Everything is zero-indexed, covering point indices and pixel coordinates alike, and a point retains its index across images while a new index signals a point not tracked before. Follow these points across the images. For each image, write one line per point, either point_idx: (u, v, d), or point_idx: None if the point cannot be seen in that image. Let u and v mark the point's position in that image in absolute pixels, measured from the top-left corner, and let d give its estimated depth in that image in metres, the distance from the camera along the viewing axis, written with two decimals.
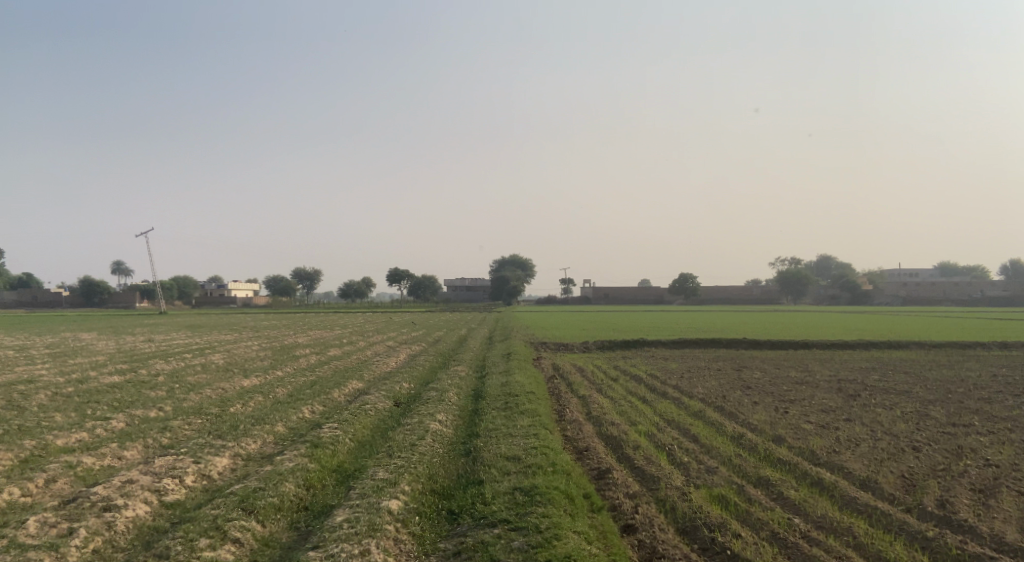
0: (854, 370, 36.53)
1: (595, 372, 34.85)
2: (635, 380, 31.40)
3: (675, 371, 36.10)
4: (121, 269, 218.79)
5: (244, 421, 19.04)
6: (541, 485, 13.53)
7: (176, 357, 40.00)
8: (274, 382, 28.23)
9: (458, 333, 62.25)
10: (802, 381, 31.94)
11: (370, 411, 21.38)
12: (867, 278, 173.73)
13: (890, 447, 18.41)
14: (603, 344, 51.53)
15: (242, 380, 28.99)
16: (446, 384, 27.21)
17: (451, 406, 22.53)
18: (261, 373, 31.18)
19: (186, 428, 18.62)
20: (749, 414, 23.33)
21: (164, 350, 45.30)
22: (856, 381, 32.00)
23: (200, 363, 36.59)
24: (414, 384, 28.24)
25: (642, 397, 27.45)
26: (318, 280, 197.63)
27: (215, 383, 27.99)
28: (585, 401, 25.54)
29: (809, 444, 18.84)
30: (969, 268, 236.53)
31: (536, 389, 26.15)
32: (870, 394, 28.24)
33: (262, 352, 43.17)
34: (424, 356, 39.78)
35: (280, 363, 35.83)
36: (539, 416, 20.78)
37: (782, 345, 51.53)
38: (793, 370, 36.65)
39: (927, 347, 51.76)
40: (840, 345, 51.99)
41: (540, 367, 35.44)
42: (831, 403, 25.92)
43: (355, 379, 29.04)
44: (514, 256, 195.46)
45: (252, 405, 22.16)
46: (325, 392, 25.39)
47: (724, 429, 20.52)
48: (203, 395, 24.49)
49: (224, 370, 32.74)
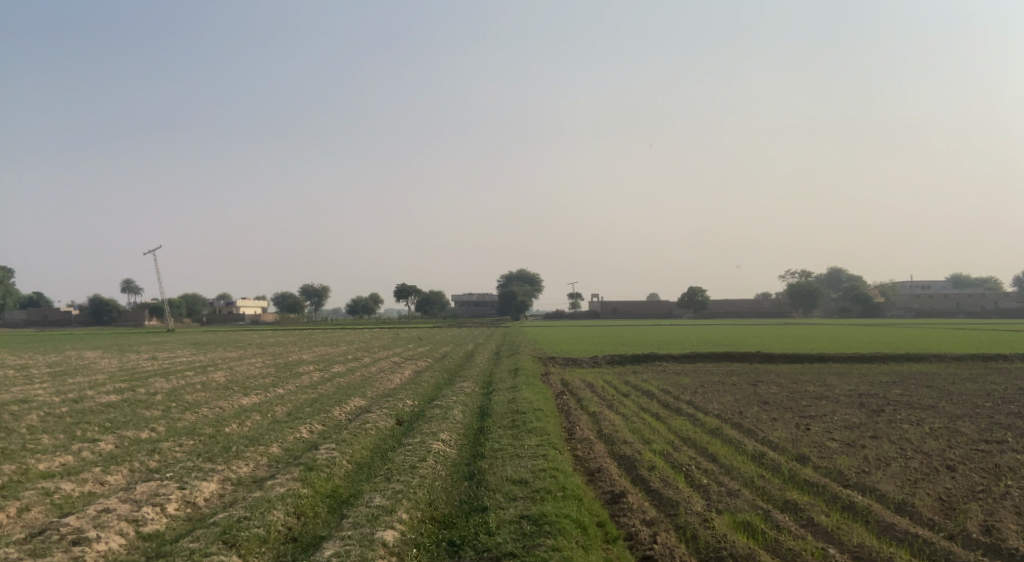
0: (875, 384, 35.31)
1: (606, 388, 33.79)
2: (647, 397, 30.32)
3: (688, 386, 34.99)
4: (130, 287, 218.87)
5: (237, 442, 18.09)
6: (550, 514, 12.50)
7: (177, 375, 39.04)
8: (274, 400, 27.25)
9: (466, 348, 61.14)
10: (821, 396, 30.81)
11: (371, 431, 20.39)
12: (878, 290, 172.18)
13: (924, 468, 17.32)
14: (614, 358, 50.37)
15: (241, 398, 28.02)
16: (451, 402, 26.21)
17: (455, 425, 21.53)
18: (262, 392, 30.20)
19: (176, 449, 17.64)
20: (769, 432, 22.26)
21: (166, 368, 44.40)
22: (878, 395, 30.86)
23: (200, 380, 35.66)
24: (418, 401, 27.23)
25: (655, 413, 26.36)
26: (326, 296, 197.18)
27: (213, 401, 27.05)
28: (596, 419, 24.50)
29: (836, 463, 17.77)
30: (982, 278, 234.33)
31: (544, 406, 25.15)
32: (895, 409, 27.12)
33: (265, 369, 42.18)
34: (430, 373, 38.77)
35: (283, 380, 34.87)
36: (548, 435, 19.76)
37: (797, 359, 50.24)
38: (812, 384, 35.47)
39: (947, 360, 50.39)
40: (857, 359, 50.66)
41: (548, 383, 34.42)
42: (854, 419, 24.82)
43: (358, 397, 28.04)
44: (523, 271, 194.69)
45: (249, 425, 21.19)
46: (325, 410, 24.46)
47: (744, 448, 19.44)
48: (199, 415, 23.50)
49: (224, 388, 31.80)
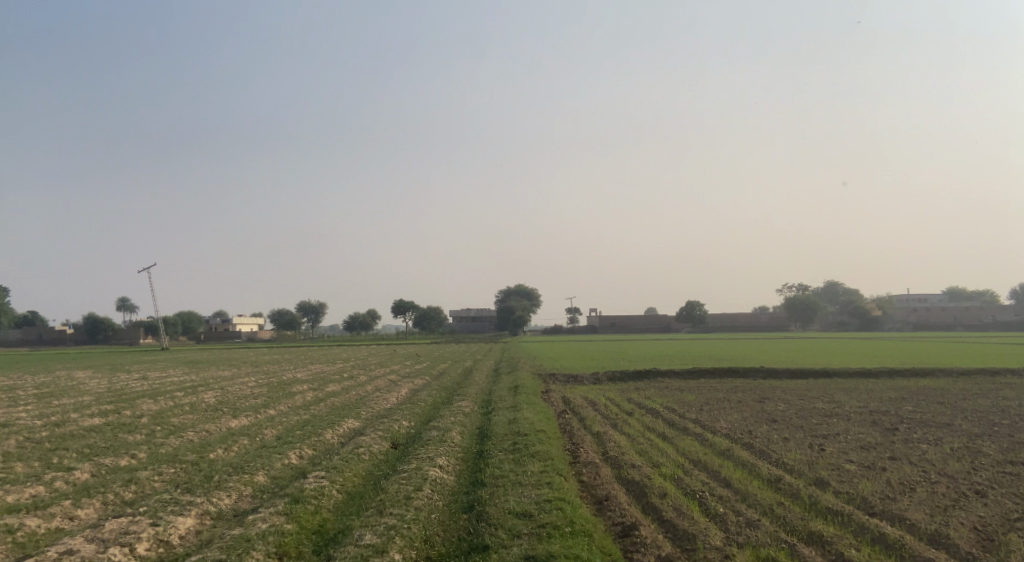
0: (885, 401, 34.28)
1: (608, 406, 32.71)
2: (652, 416, 29.20)
3: (693, 403, 33.91)
4: (124, 305, 217.03)
5: (220, 471, 17.00)
6: (559, 554, 11.44)
7: (166, 396, 37.84)
8: (264, 422, 26.10)
9: (463, 364, 59.98)
10: (831, 413, 29.78)
11: (363, 456, 19.30)
12: (876, 303, 171.60)
13: (953, 494, 16.31)
14: (615, 375, 49.21)
15: (230, 420, 26.85)
16: (448, 423, 25.07)
17: (454, 449, 20.43)
18: (251, 413, 29.07)
19: (155, 480, 16.51)
20: (783, 453, 21.18)
21: (156, 388, 43.15)
22: (890, 413, 29.82)
23: (189, 401, 34.45)
24: (413, 422, 26.12)
25: (662, 433, 25.27)
26: (323, 312, 195.96)
27: (200, 424, 25.89)
28: (601, 440, 23.40)
29: (859, 488, 16.74)
30: (978, 292, 234.10)
31: (546, 427, 24.03)
32: (909, 427, 26.08)
33: (256, 389, 41.02)
34: (427, 391, 37.65)
35: (275, 401, 33.72)
36: (551, 460, 18.68)
37: (801, 374, 49.08)
38: (820, 401, 34.42)
39: (954, 374, 49.29)
40: (862, 374, 49.47)
41: (549, 401, 33.31)
42: (869, 438, 23.81)
43: (351, 418, 26.91)
44: (520, 286, 193.82)
45: (235, 451, 20.10)
46: (315, 433, 23.31)
47: (759, 471, 18.38)
48: (183, 440, 22.39)
49: (212, 410, 30.64)
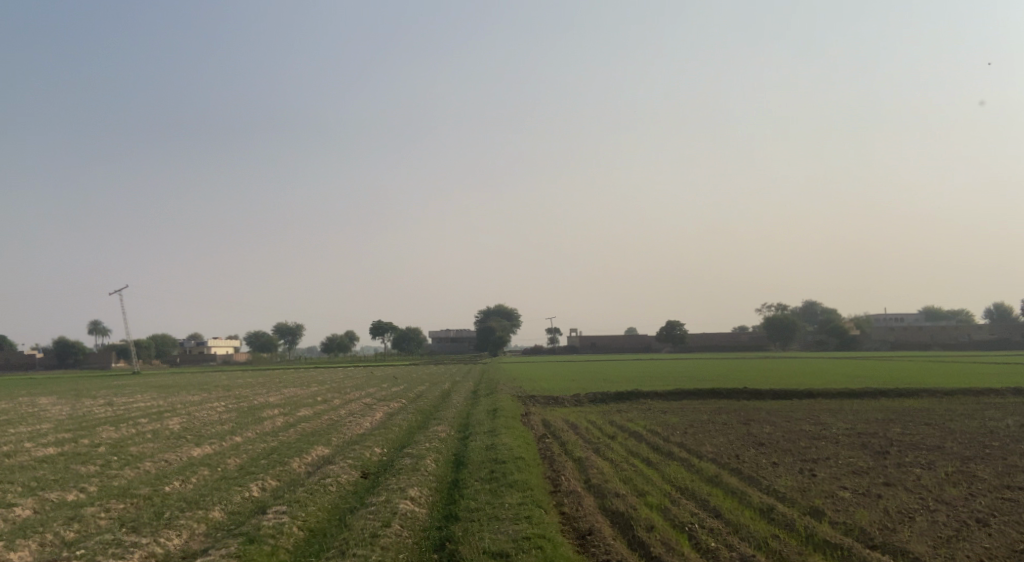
0: (872, 422, 33.47)
1: (589, 430, 31.65)
2: (635, 440, 28.15)
3: (676, 426, 32.89)
4: (97, 328, 213.18)
5: (172, 508, 15.79)
6: None
7: (129, 422, 36.39)
8: (228, 451, 24.81)
9: (442, 387, 58.60)
10: (819, 437, 28.89)
11: (330, 487, 18.12)
12: (855, 322, 172.07)
13: (955, 523, 15.38)
14: (596, 396, 48.07)
15: (192, 449, 25.54)
16: (423, 449, 23.87)
17: (427, 479, 19.30)
18: (216, 441, 27.74)
19: (100, 517, 15.31)
20: (773, 480, 20.20)
21: (119, 415, 41.44)
22: (879, 435, 28.98)
23: (152, 429, 32.95)
24: (386, 449, 24.89)
25: (646, 458, 24.22)
26: (301, 334, 193.45)
27: (160, 454, 24.56)
28: (583, 466, 22.33)
29: (855, 518, 15.79)
30: (953, 312, 236.03)
31: (525, 453, 22.93)
32: (900, 450, 25.22)
33: (226, 414, 39.54)
34: (402, 415, 36.37)
35: (243, 427, 32.33)
36: (531, 490, 17.60)
37: (785, 396, 48.19)
38: (806, 423, 33.52)
39: (940, 394, 48.54)
40: (847, 394, 48.65)
41: (529, 425, 32.17)
42: (860, 463, 22.91)
43: (321, 446, 25.63)
44: (500, 306, 192.69)
45: (192, 484, 18.86)
46: (281, 462, 22.06)
47: (750, 500, 17.38)
48: (139, 473, 21.09)
49: (175, 438, 29.24)
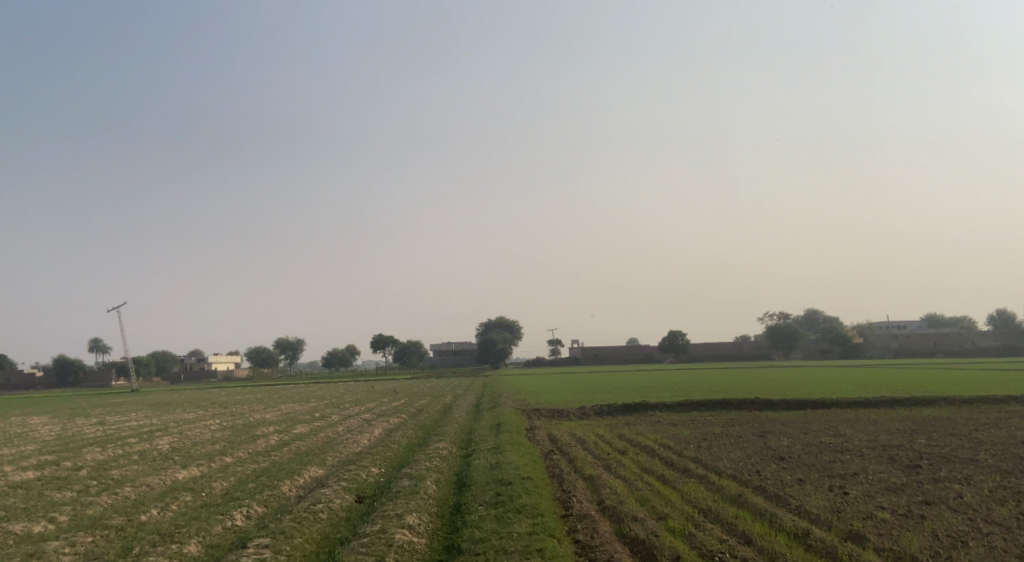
0: (895, 433, 31.92)
1: (599, 444, 29.99)
2: (649, 455, 26.48)
3: (689, 439, 31.26)
4: (96, 346, 211.51)
5: (145, 545, 14.24)
6: None
7: (116, 443, 34.74)
8: (215, 474, 23.21)
9: (443, 400, 56.85)
10: (842, 449, 27.31)
11: (321, 515, 16.56)
12: (857, 330, 170.47)
13: (1015, 550, 13.85)
14: (603, 409, 46.39)
15: (177, 472, 23.92)
16: (422, 469, 22.28)
17: (427, 503, 17.72)
18: (203, 462, 26.10)
19: (64, 554, 13.78)
20: (803, 499, 18.61)
21: (108, 435, 39.72)
22: (906, 447, 27.44)
23: (139, 450, 31.28)
24: (385, 469, 23.29)
25: (662, 476, 22.62)
26: (301, 349, 191.74)
27: (143, 478, 22.96)
28: (594, 485, 20.76)
29: (903, 543, 14.25)
30: (956, 319, 234.59)
31: (532, 472, 21.33)
32: (932, 464, 23.64)
33: (218, 432, 37.83)
34: (402, 431, 34.70)
35: (234, 446, 30.72)
36: (542, 517, 16.02)
37: (798, 406, 46.59)
38: (825, 434, 31.89)
39: (958, 403, 46.96)
40: (862, 404, 47.02)
41: (535, 441, 30.52)
42: (893, 478, 21.34)
43: (314, 466, 24.00)
44: (501, 318, 191.02)
45: (172, 513, 17.31)
46: (269, 485, 20.47)
47: (781, 523, 15.82)
48: (115, 500, 19.49)
49: (160, 459, 27.58)
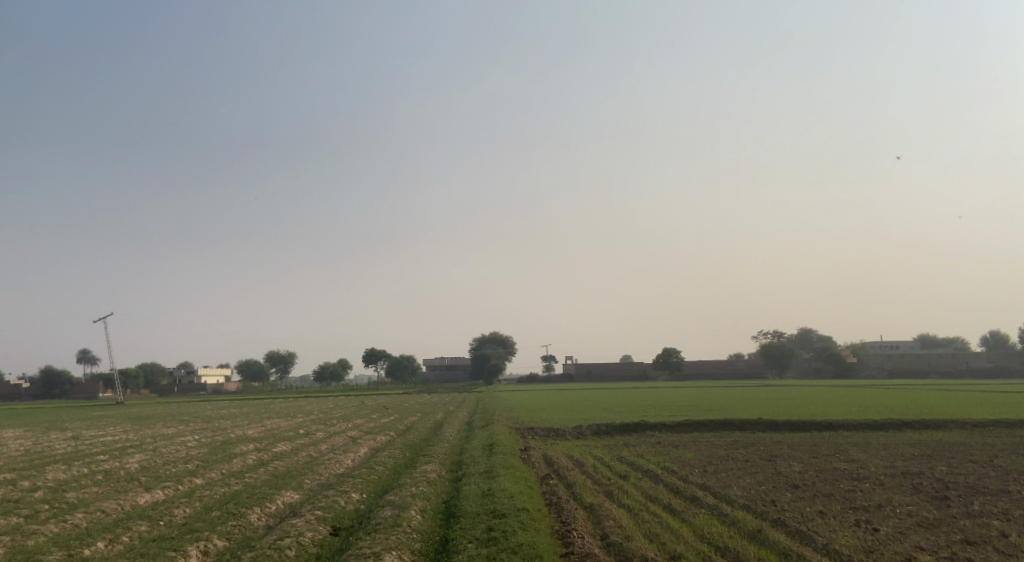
0: (913, 459, 30.06)
1: (598, 468, 28.02)
2: (653, 483, 24.54)
3: (694, 463, 29.35)
4: (86, 357, 209.06)
5: None
6: None
7: (84, 461, 32.55)
8: (179, 499, 21.18)
9: (434, 417, 54.75)
10: (860, 477, 25.45)
11: (288, 555, 14.56)
12: (851, 349, 168.68)
13: None
14: (600, 428, 44.45)
15: (140, 496, 21.88)
16: (407, 496, 20.28)
17: (410, 538, 15.76)
18: (170, 484, 24.01)
19: None
20: (830, 536, 16.75)
21: (78, 452, 37.40)
22: (928, 476, 25.59)
23: (104, 469, 29.10)
24: (366, 496, 21.25)
25: (669, 506, 20.70)
26: (293, 362, 189.53)
27: (100, 503, 20.91)
28: (596, 517, 18.84)
29: None
30: (948, 338, 233.46)
31: (528, 501, 19.41)
32: (960, 496, 21.85)
33: (194, 450, 35.67)
34: (388, 451, 32.57)
35: (207, 466, 28.62)
36: None
37: (804, 428, 44.72)
38: (838, 460, 30.05)
39: (969, 427, 45.05)
40: (869, 426, 45.18)
41: (531, 464, 28.54)
42: (924, 514, 19.51)
43: (289, 491, 21.97)
44: (495, 333, 188.80)
45: (120, 548, 15.33)
46: (236, 514, 18.46)
47: None
48: (62, 530, 17.47)
49: (125, 481, 25.48)
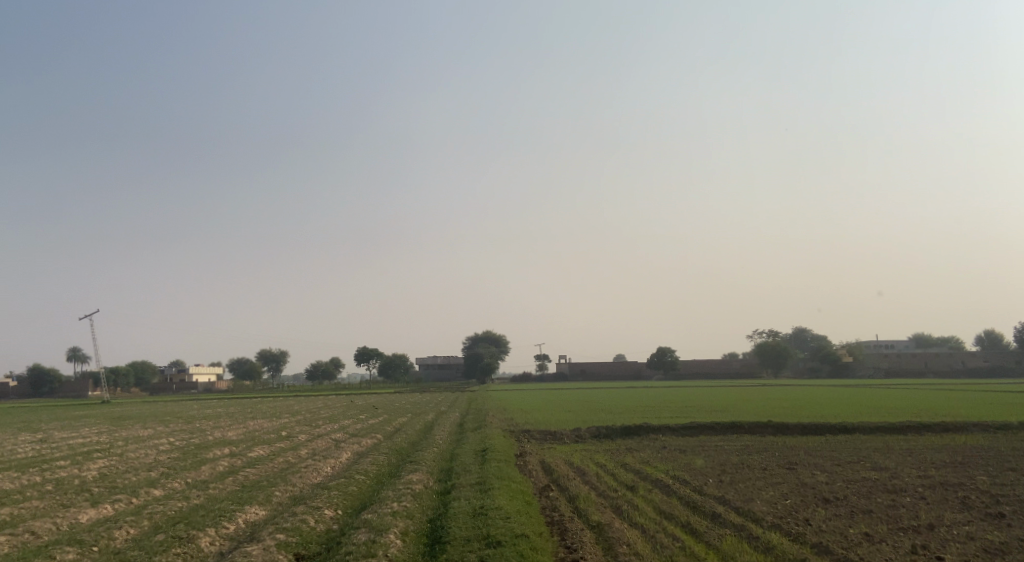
0: (947, 467, 27.36)
1: (602, 478, 25.21)
2: (665, 497, 21.74)
3: (707, 473, 26.61)
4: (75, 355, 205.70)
5: None
6: None
7: (40, 467, 29.65)
8: (126, 517, 18.32)
9: (424, 419, 51.77)
10: (896, 489, 22.81)
11: None
12: (846, 348, 166.39)
13: None
14: (600, 431, 41.65)
15: (84, 513, 19.05)
16: (386, 515, 17.52)
17: None
18: (122, 498, 21.12)
19: None
20: None
21: (37, 456, 34.40)
22: (971, 488, 22.98)
23: (57, 477, 26.20)
24: (341, 515, 18.48)
25: (688, 526, 17.99)
26: (284, 361, 186.52)
27: (33, 522, 18.02)
28: (605, 540, 16.14)
29: None
30: (943, 339, 231.50)
31: (527, 524, 16.66)
32: (1015, 513, 19.20)
33: (163, 455, 32.75)
34: (371, 456, 29.65)
35: (172, 475, 25.83)
36: None
37: (816, 431, 42.07)
38: (864, 469, 27.32)
39: (990, 431, 42.38)
40: (885, 430, 42.53)
41: (528, 473, 25.73)
42: (986, 536, 16.84)
43: (254, 508, 19.17)
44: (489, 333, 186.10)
45: None
46: (183, 538, 15.68)
47: None
48: None
49: (75, 492, 22.64)
